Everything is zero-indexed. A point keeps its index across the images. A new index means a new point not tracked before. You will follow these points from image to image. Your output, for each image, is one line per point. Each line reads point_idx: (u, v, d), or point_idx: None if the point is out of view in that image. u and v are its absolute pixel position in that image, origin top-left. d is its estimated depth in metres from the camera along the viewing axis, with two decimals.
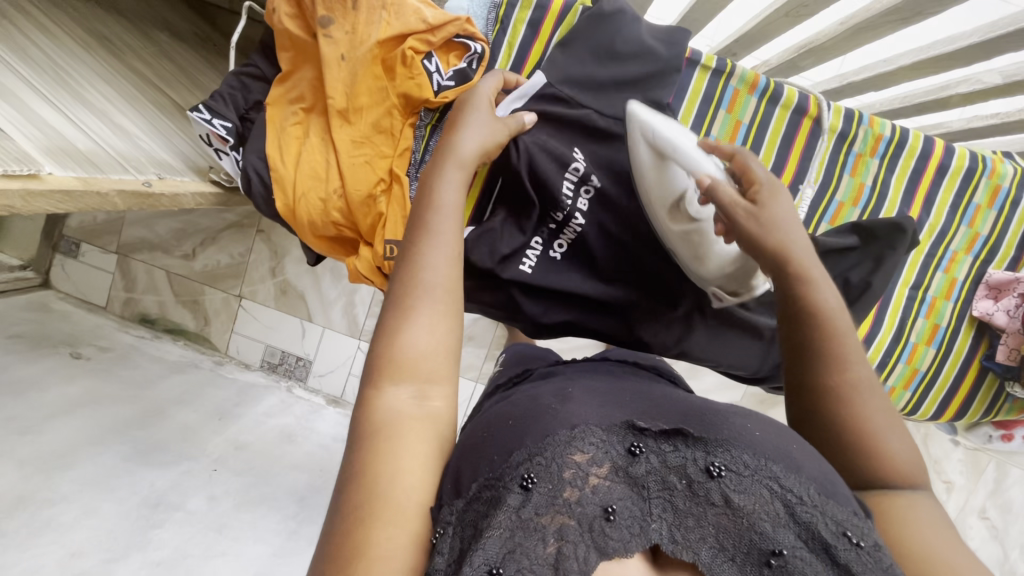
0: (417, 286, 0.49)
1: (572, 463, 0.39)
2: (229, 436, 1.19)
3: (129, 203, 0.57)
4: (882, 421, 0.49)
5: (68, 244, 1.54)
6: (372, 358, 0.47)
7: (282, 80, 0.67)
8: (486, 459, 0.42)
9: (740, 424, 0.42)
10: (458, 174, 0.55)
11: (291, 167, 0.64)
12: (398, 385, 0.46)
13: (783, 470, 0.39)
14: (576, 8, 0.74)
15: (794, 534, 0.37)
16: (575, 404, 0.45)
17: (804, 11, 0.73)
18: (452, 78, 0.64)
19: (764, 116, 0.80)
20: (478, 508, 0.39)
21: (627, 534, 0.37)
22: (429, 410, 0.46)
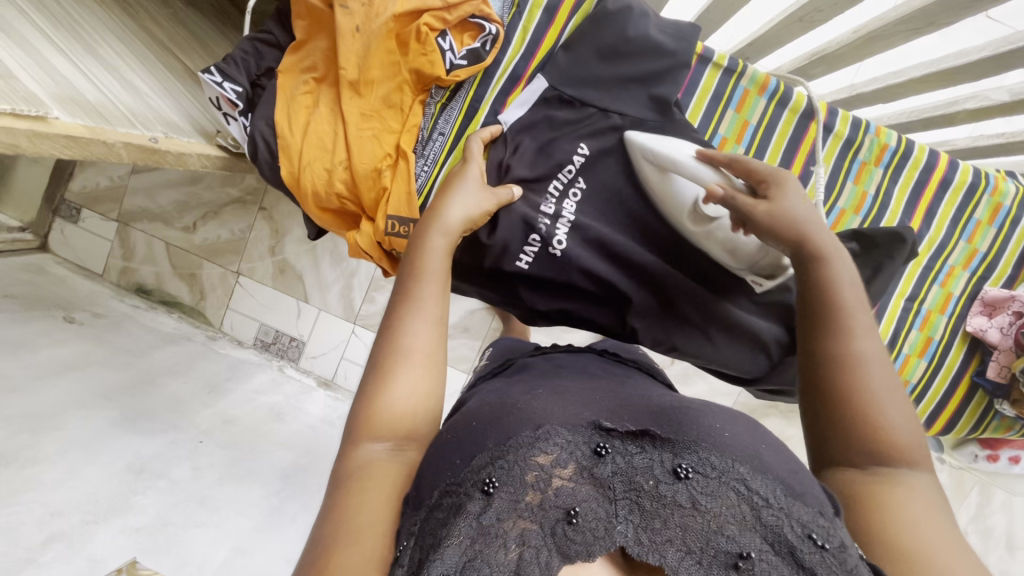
0: (398, 350, 0.51)
1: (536, 465, 0.39)
2: (217, 411, 1.19)
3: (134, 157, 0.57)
4: (886, 391, 0.50)
5: (68, 209, 1.53)
6: (352, 419, 0.49)
7: (296, 49, 0.67)
8: (448, 464, 0.42)
9: (706, 425, 0.43)
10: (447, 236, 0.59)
11: (298, 136, 0.64)
12: (377, 434, 0.47)
13: (749, 472, 0.40)
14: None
15: (760, 537, 0.37)
16: (542, 404, 0.46)
17: (818, 17, 0.73)
18: (465, 57, 0.64)
19: (772, 118, 0.81)
20: (438, 514, 0.39)
21: (591, 537, 0.36)
22: (404, 460, 0.47)
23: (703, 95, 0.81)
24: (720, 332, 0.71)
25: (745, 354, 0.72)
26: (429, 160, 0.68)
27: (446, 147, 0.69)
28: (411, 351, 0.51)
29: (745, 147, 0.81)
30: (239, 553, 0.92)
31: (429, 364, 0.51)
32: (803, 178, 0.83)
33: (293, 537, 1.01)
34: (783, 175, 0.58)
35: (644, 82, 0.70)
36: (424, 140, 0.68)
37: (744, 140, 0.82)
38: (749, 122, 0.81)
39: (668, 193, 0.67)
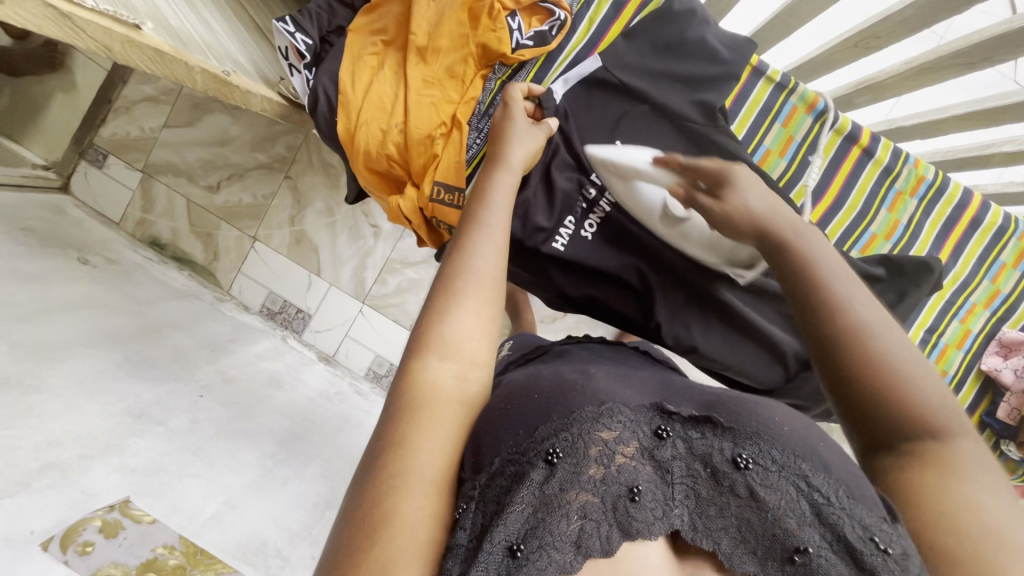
0: (466, 270, 0.50)
1: (599, 440, 0.42)
2: (219, 368, 1.19)
3: (208, 86, 0.60)
4: (905, 363, 0.46)
5: (96, 153, 1.54)
6: (413, 335, 0.48)
7: (368, 11, 0.69)
8: (511, 433, 0.44)
9: (768, 415, 0.45)
10: (509, 180, 0.57)
11: (359, 94, 0.66)
12: (439, 361, 0.46)
13: (812, 470, 0.42)
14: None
15: (819, 533, 0.40)
16: (604, 385, 0.48)
17: (874, 44, 0.78)
18: (531, 39, 0.67)
19: (817, 137, 0.83)
20: (502, 482, 0.41)
21: (651, 516, 0.40)
22: (466, 391, 0.46)
23: (752, 107, 0.83)
24: (741, 337, 0.74)
25: (762, 363, 0.74)
26: (482, 133, 0.67)
27: None
28: (479, 286, 0.49)
29: (788, 160, 0.83)
30: (230, 508, 0.90)
31: (495, 287, 0.50)
32: (840, 199, 0.85)
33: (284, 501, 0.99)
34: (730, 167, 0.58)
35: (691, 86, 0.72)
36: (481, 115, 0.68)
37: (788, 154, 0.84)
38: (794, 137, 0.84)
39: (636, 202, 0.68)
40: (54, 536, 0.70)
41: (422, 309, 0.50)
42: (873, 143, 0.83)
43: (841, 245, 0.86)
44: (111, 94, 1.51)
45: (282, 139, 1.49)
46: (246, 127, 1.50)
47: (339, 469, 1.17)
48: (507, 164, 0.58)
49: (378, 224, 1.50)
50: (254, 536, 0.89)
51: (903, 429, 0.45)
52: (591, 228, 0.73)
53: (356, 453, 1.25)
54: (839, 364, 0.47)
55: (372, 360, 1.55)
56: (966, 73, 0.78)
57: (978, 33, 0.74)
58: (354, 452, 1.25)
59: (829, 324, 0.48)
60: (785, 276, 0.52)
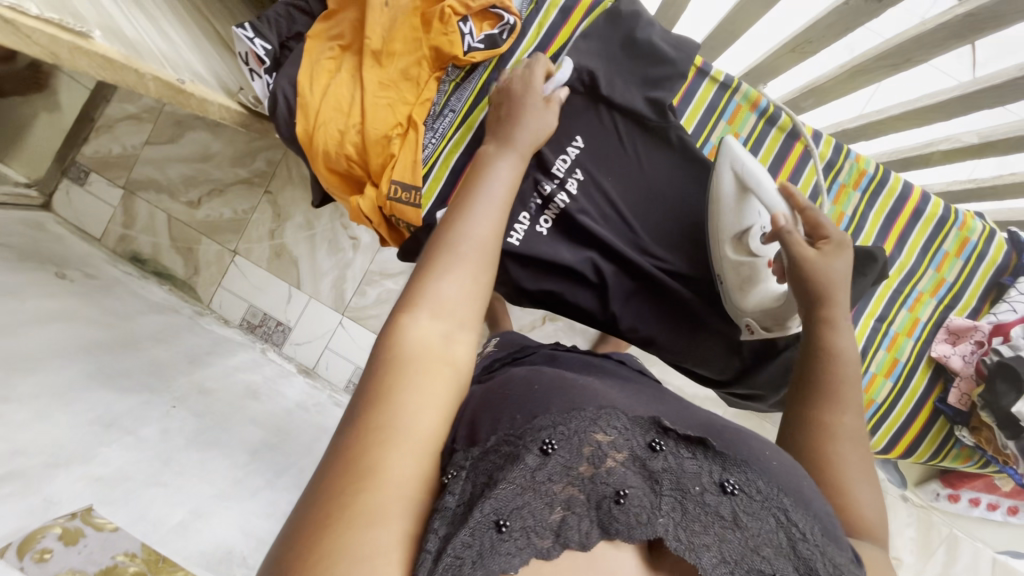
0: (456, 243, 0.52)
1: (594, 440, 0.43)
2: (194, 380, 1.19)
3: (161, 93, 0.61)
4: (858, 468, 0.55)
5: (78, 170, 1.55)
6: (402, 297, 0.49)
7: (326, 18, 0.72)
8: (509, 417, 0.45)
9: (761, 451, 0.49)
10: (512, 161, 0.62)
11: (317, 96, 0.68)
12: (427, 321, 0.47)
13: (792, 505, 0.46)
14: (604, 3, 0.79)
15: (791, 564, 0.43)
16: (603, 392, 0.50)
17: (808, 48, 0.81)
18: (482, 42, 0.69)
19: (761, 135, 0.87)
20: (493, 458, 0.42)
21: (633, 521, 0.41)
22: (453, 352, 0.47)
23: (698, 106, 0.86)
24: (697, 329, 0.77)
25: (720, 351, 0.77)
26: (438, 133, 0.73)
27: (455, 123, 0.74)
28: (474, 254, 0.52)
29: None
30: (196, 517, 0.89)
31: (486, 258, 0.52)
32: None
33: (254, 511, 0.98)
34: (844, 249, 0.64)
35: (647, 83, 0.76)
36: (436, 114, 0.73)
37: None
38: (739, 134, 0.87)
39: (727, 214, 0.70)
40: (11, 543, 0.69)
41: (416, 271, 0.52)
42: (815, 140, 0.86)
43: None
44: (95, 112, 1.53)
45: (262, 154, 1.52)
46: (226, 143, 1.52)
47: None
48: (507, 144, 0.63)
49: (357, 236, 1.52)
50: (220, 544, 0.88)
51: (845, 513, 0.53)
52: (547, 226, 0.76)
53: None
54: (804, 445, 0.58)
55: (352, 372, 1.55)
56: (896, 73, 0.82)
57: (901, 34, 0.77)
58: None
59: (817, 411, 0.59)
60: (806, 354, 0.63)
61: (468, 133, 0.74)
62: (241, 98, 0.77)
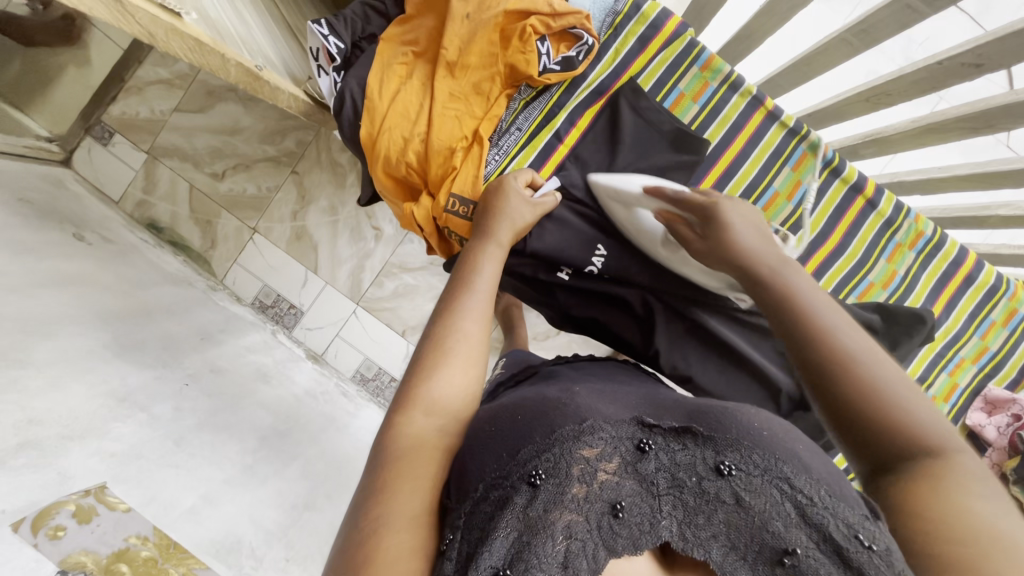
0: (454, 331, 0.56)
1: (581, 458, 0.43)
2: (206, 359, 1.18)
3: (240, 78, 0.63)
4: (868, 356, 0.50)
5: (102, 130, 1.52)
6: (399, 393, 0.53)
7: (402, 21, 0.71)
8: (494, 458, 0.46)
9: (751, 423, 0.47)
10: (496, 253, 0.63)
11: (385, 101, 0.68)
12: (424, 416, 0.51)
13: (792, 472, 0.44)
14: (684, 36, 0.82)
15: (805, 534, 0.41)
16: (590, 403, 0.50)
17: (884, 100, 0.90)
18: (558, 64, 0.69)
19: (822, 186, 0.87)
20: (486, 508, 0.42)
21: (635, 532, 0.41)
22: (448, 442, 0.51)
23: (765, 149, 0.86)
24: (735, 369, 0.76)
25: (758, 397, 0.75)
26: (502, 150, 0.75)
27: (519, 141, 0.78)
28: (469, 347, 0.56)
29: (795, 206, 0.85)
30: (207, 502, 0.88)
31: (476, 350, 0.56)
32: (842, 244, 0.88)
33: (262, 499, 0.98)
34: (715, 204, 0.62)
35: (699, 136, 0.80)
36: (502, 132, 0.76)
37: (795, 198, 0.86)
38: (801, 182, 0.86)
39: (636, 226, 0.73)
40: (25, 517, 0.67)
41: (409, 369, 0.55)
42: (876, 196, 0.87)
43: (839, 291, 0.89)
44: (125, 73, 1.50)
45: (292, 134, 1.50)
46: (257, 118, 1.50)
47: (319, 471, 1.15)
48: (491, 238, 0.63)
49: (380, 227, 1.51)
50: (228, 532, 0.88)
51: (892, 448, 0.47)
52: (600, 261, 0.76)
53: (337, 456, 1.23)
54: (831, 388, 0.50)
55: (361, 362, 1.54)
56: (967, 137, 0.86)
57: (985, 101, 0.80)
58: (334, 453, 1.23)
59: (814, 351, 0.52)
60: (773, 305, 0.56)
61: (531, 154, 0.78)
62: (308, 88, 0.77)
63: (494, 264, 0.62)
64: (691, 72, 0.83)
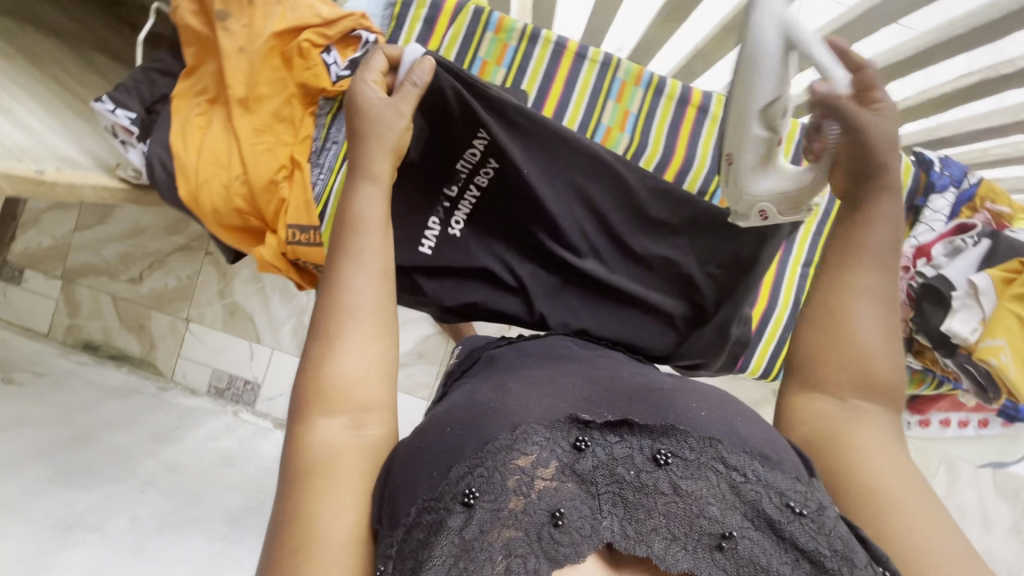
0: (343, 310, 0.50)
1: (516, 468, 0.41)
2: (162, 459, 1.16)
3: (17, 188, 0.61)
4: (877, 321, 0.51)
5: (12, 271, 1.52)
6: (298, 393, 0.49)
7: (187, 74, 0.72)
8: (426, 477, 0.43)
9: (685, 406, 0.46)
10: (372, 190, 0.56)
11: (193, 155, 0.68)
12: (329, 418, 0.47)
13: (727, 450, 0.43)
14: (467, 8, 0.82)
15: (740, 515, 0.41)
16: (519, 398, 0.46)
17: (676, 16, 0.82)
18: (349, 68, 0.69)
19: (651, 106, 0.87)
20: (419, 534, 0.40)
21: (577, 537, 0.39)
22: (364, 439, 0.47)
23: (584, 90, 0.86)
24: (624, 307, 0.69)
25: (652, 330, 0.69)
26: (324, 167, 0.71)
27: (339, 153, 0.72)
28: (358, 323, 0.50)
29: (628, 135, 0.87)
30: None
31: (375, 322, 0.50)
32: (688, 157, 0.88)
33: None
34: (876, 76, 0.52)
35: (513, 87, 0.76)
36: (318, 149, 0.71)
37: (627, 128, 0.87)
38: (629, 111, 0.87)
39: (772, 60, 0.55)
40: None
41: (305, 360, 0.50)
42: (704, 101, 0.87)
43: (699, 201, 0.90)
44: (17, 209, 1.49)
45: None
46: (157, 213, 1.49)
47: None
48: (367, 176, 0.57)
49: None
50: None
51: (860, 378, 0.50)
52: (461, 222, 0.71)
53: None
54: (828, 311, 0.52)
55: None
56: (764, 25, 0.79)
57: None
58: None
59: (834, 275, 0.53)
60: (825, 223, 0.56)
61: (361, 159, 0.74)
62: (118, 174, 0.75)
63: (372, 202, 0.55)
64: (486, 38, 0.84)
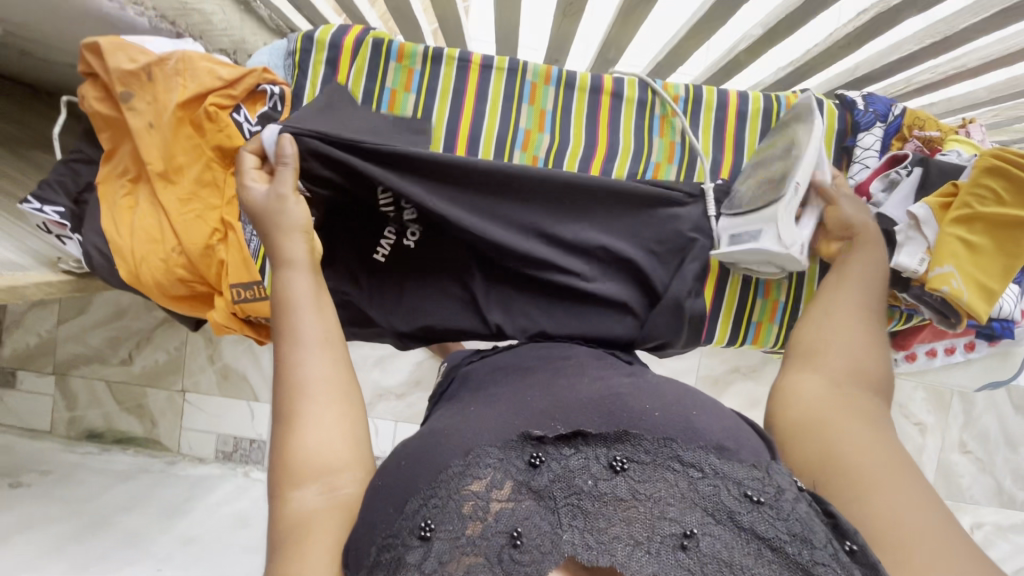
0: (293, 386, 0.50)
1: (470, 493, 0.39)
2: (177, 533, 1.19)
3: None
4: (865, 330, 0.59)
5: (4, 375, 1.53)
6: (270, 474, 0.48)
7: (108, 159, 0.74)
8: (383, 514, 0.42)
9: (640, 414, 0.46)
10: (302, 269, 0.57)
11: (128, 236, 0.71)
12: (302, 488, 0.46)
13: (680, 447, 0.42)
14: (367, 41, 0.81)
15: (700, 512, 0.38)
16: (473, 425, 0.46)
17: (575, 9, 0.82)
18: (260, 123, 0.70)
19: (565, 102, 0.85)
20: (381, 570, 0.39)
21: (539, 555, 0.36)
22: (339, 498, 0.46)
23: (496, 99, 0.85)
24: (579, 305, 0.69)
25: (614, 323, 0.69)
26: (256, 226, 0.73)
27: None
28: (311, 397, 0.50)
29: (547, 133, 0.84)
30: None
31: (327, 388, 0.50)
32: (612, 146, 0.85)
33: None
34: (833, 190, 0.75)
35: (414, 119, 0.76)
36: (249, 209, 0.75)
37: (546, 128, 0.85)
38: (545, 110, 0.85)
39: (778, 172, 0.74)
40: None
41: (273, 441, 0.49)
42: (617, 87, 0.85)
43: None
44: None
45: None
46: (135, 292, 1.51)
47: None
48: (284, 261, 0.57)
49: None
50: None
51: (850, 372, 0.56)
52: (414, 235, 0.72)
53: None
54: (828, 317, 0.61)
55: None
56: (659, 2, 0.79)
57: None
58: None
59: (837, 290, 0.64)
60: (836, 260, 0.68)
61: None
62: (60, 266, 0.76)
63: (303, 283, 0.55)
64: (390, 68, 0.82)
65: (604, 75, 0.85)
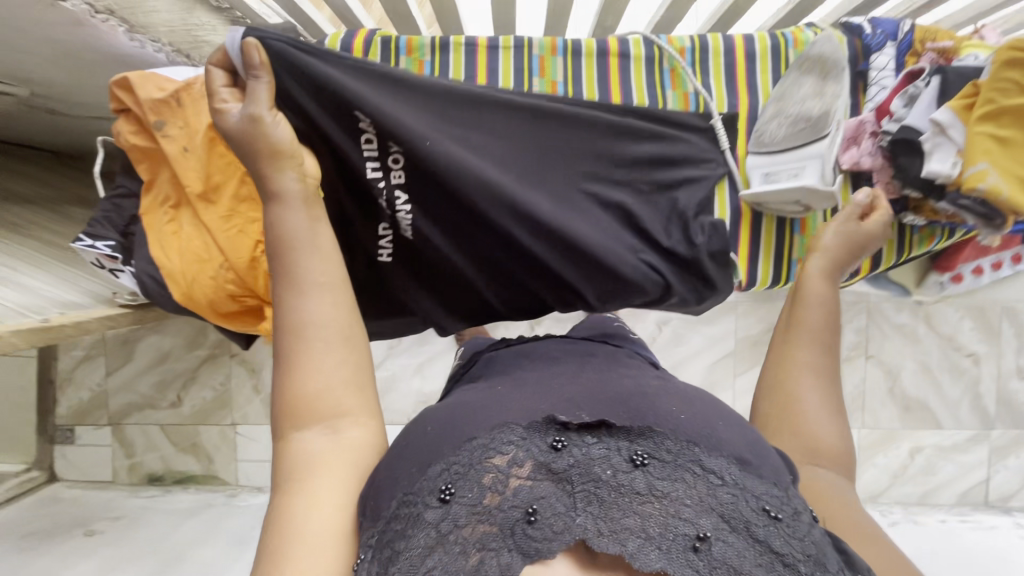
0: (299, 328, 0.51)
1: (492, 466, 0.41)
2: (249, 557, 1.22)
3: (32, 339, 0.65)
4: (816, 391, 0.60)
5: (63, 433, 1.58)
6: (275, 406, 0.50)
7: (148, 189, 0.77)
8: (405, 472, 0.44)
9: (667, 410, 0.46)
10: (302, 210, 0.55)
11: (177, 260, 0.74)
12: (309, 429, 0.49)
13: (703, 451, 0.42)
14: (376, 40, 0.83)
15: (714, 517, 0.39)
16: (511, 403, 0.47)
17: None
18: None
19: (575, 69, 0.86)
20: (396, 525, 0.41)
21: (551, 533, 0.38)
22: (344, 440, 0.49)
23: (507, 75, 0.86)
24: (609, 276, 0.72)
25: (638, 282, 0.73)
26: None
27: None
28: (313, 337, 0.51)
29: None
30: None
31: (332, 334, 0.51)
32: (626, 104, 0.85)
33: None
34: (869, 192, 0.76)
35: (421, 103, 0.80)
36: None
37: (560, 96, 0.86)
38: (556, 80, 0.86)
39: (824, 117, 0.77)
40: None
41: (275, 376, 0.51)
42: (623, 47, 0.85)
43: None
44: (51, 373, 1.56)
45: (211, 327, 1.55)
46: (175, 335, 1.55)
47: None
48: (276, 197, 0.55)
49: None
50: None
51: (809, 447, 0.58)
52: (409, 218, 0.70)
53: None
54: (775, 388, 0.62)
55: None
56: None
57: None
58: None
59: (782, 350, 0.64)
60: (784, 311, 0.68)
61: None
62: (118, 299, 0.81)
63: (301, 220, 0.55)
64: (401, 62, 0.84)
65: (608, 37, 0.86)
